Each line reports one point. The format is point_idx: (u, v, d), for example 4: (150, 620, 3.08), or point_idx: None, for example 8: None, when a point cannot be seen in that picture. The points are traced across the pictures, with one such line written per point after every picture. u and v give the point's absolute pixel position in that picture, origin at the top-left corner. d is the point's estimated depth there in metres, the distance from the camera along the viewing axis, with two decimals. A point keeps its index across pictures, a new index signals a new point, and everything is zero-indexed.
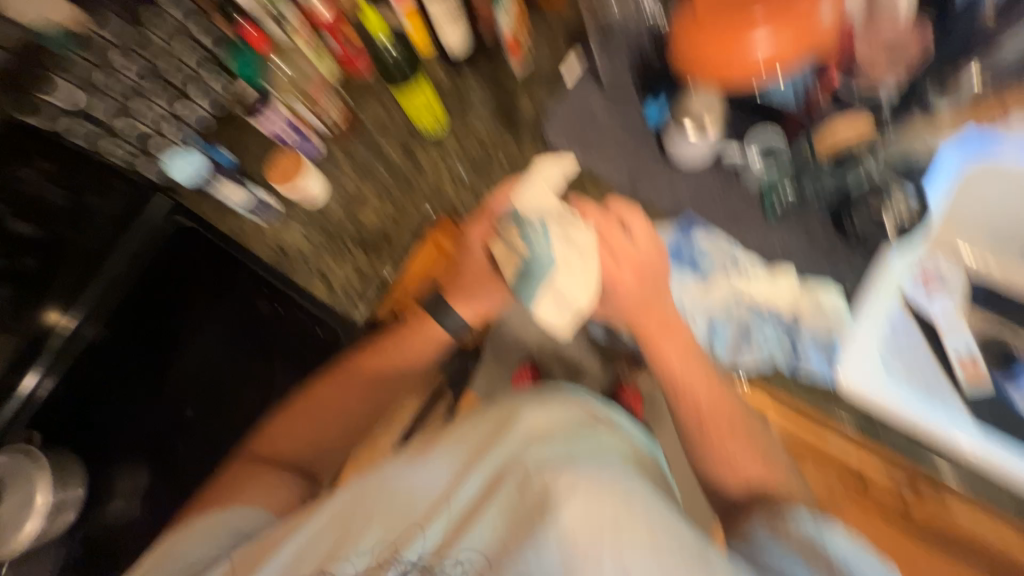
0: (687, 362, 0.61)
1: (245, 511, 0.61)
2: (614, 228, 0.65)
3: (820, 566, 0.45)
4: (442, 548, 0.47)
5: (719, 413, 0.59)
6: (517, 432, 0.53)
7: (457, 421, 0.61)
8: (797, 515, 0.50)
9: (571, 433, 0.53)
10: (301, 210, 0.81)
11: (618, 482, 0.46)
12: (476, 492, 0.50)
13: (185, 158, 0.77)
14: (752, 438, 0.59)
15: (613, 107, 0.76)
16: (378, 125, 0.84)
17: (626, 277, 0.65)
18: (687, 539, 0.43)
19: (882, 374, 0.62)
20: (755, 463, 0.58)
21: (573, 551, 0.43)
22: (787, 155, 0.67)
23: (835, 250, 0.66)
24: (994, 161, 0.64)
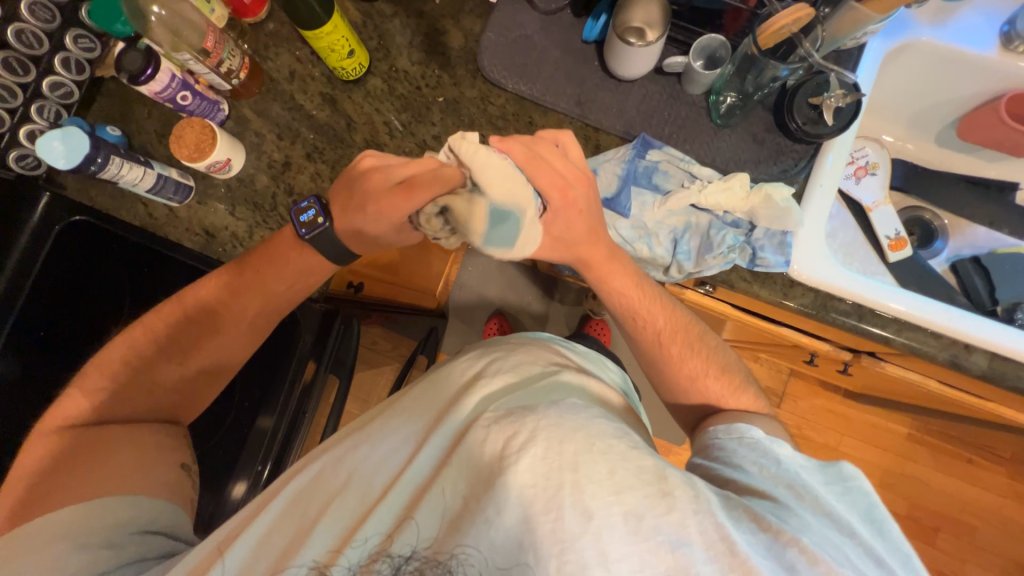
0: (634, 290, 0.61)
1: (134, 501, 0.52)
2: (549, 145, 0.56)
3: (766, 462, 0.49)
4: (400, 518, 0.44)
5: (676, 333, 0.61)
6: (480, 392, 0.51)
7: (421, 386, 0.58)
8: (751, 426, 0.53)
9: (531, 385, 0.50)
10: (217, 183, 0.74)
11: (578, 421, 0.43)
12: (436, 461, 0.46)
13: (62, 137, 0.62)
14: (710, 353, 0.61)
15: (549, 29, 0.71)
16: (294, 78, 0.76)
17: (574, 193, 0.56)
18: (646, 470, 0.41)
19: (828, 261, 0.63)
20: (712, 377, 0.60)
21: (536, 499, 0.39)
22: (728, 50, 0.63)
23: (788, 145, 0.65)
24: (913, 41, 0.66)
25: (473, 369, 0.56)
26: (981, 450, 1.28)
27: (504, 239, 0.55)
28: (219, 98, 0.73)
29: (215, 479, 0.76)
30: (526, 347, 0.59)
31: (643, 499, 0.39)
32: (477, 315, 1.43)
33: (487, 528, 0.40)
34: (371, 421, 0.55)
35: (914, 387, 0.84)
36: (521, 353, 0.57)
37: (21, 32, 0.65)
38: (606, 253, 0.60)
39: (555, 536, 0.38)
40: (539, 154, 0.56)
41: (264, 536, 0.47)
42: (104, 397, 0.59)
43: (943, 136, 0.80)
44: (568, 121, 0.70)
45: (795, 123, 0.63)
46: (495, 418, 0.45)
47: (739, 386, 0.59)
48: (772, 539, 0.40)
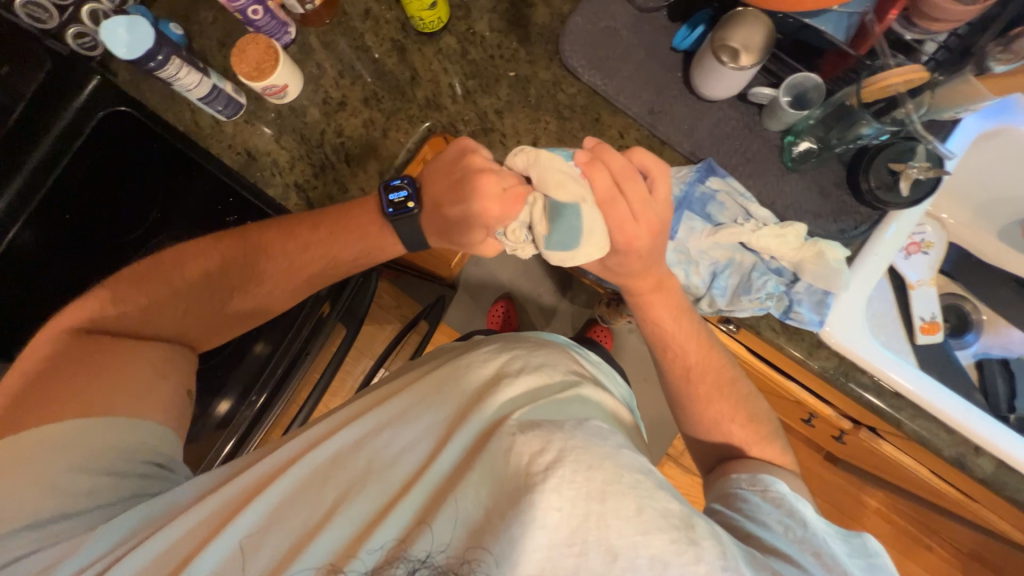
0: (672, 320, 0.60)
1: (138, 424, 0.53)
2: (637, 182, 0.52)
3: (792, 522, 0.48)
4: (417, 524, 0.44)
5: (707, 372, 0.60)
6: (503, 396, 0.51)
7: (436, 371, 0.59)
8: (775, 479, 0.52)
9: (555, 397, 0.51)
10: (269, 107, 0.72)
11: (606, 450, 0.44)
12: (459, 459, 0.47)
13: (127, 26, 0.61)
14: (739, 398, 0.60)
15: (638, 27, 0.68)
16: (367, 17, 0.73)
17: (641, 243, 0.54)
18: (674, 514, 0.41)
19: (863, 332, 0.62)
20: (738, 423, 0.59)
21: (563, 528, 0.40)
22: (820, 95, 0.60)
23: (852, 206, 0.63)
24: (1009, 128, 0.63)
25: (495, 365, 0.56)
26: (946, 540, 1.28)
27: (565, 245, 0.52)
28: (290, 21, 0.71)
29: (207, 397, 0.77)
30: (547, 352, 0.59)
31: (670, 544, 0.39)
32: (486, 294, 1.43)
33: (509, 552, 0.39)
34: (387, 404, 0.55)
35: (906, 471, 0.83)
36: (543, 356, 0.58)
37: None
38: (654, 276, 0.59)
39: (578, 573, 0.38)
40: (621, 193, 0.52)
41: (275, 521, 0.46)
42: (137, 311, 0.59)
43: (1006, 230, 0.77)
44: (635, 127, 0.67)
45: (867, 185, 0.60)
46: (522, 428, 0.46)
47: (767, 436, 0.58)
48: None
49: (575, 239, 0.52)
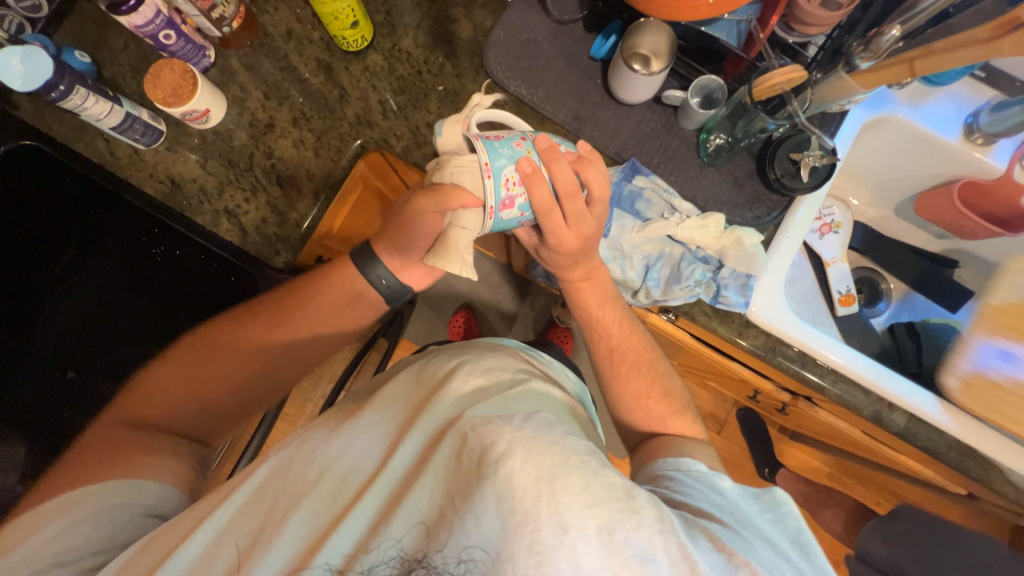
0: (597, 308, 0.66)
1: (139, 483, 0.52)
2: (579, 199, 0.56)
3: (713, 492, 0.52)
4: (375, 523, 0.44)
5: (627, 351, 0.65)
6: (455, 393, 0.52)
7: (390, 381, 0.60)
8: (695, 460, 0.56)
9: (503, 393, 0.52)
10: (191, 132, 0.70)
11: (553, 436, 0.46)
12: (413, 461, 0.47)
13: (22, 56, 0.57)
14: (655, 374, 0.65)
15: (558, 38, 0.71)
16: (290, 37, 0.73)
17: (568, 238, 0.58)
18: (617, 486, 0.43)
19: (784, 308, 0.67)
20: (655, 398, 0.64)
21: (515, 510, 0.40)
22: (725, 94, 0.65)
23: (764, 194, 0.68)
24: (890, 116, 0.70)
25: (447, 366, 0.57)
26: (890, 496, 1.39)
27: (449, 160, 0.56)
28: (207, 42, 0.70)
29: None
30: (495, 353, 0.61)
31: (615, 513, 0.41)
32: (444, 305, 1.43)
33: (478, 545, 0.40)
34: (332, 419, 0.55)
35: (840, 433, 0.90)
36: (491, 357, 0.59)
37: None
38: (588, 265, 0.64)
39: (532, 550, 0.39)
40: (559, 207, 0.55)
41: (234, 535, 0.46)
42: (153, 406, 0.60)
43: (901, 208, 0.86)
44: (563, 132, 0.71)
45: (774, 174, 0.66)
46: (475, 424, 0.46)
47: (678, 409, 0.64)
48: (726, 559, 0.43)
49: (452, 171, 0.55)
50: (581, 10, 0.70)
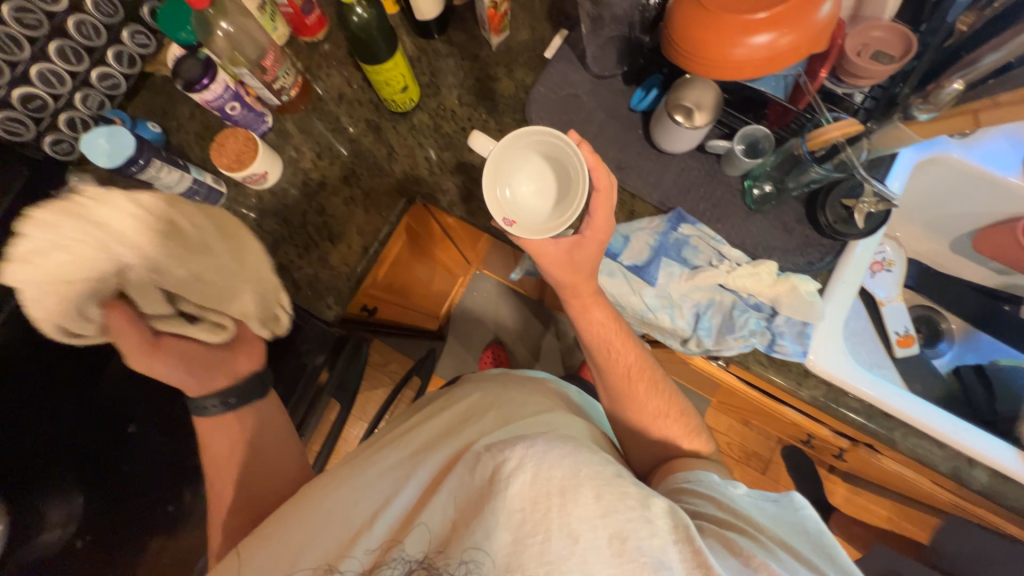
0: (612, 323, 0.65)
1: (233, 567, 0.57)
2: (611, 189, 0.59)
3: (723, 501, 0.53)
4: (389, 541, 0.49)
5: (643, 370, 0.65)
6: (475, 426, 0.57)
7: (419, 415, 0.64)
8: (706, 471, 0.58)
9: (526, 418, 0.57)
10: (250, 193, 0.74)
11: (568, 449, 0.47)
12: (419, 492, 0.53)
13: (107, 136, 0.61)
14: (673, 394, 0.66)
15: (599, 92, 0.73)
16: (341, 101, 0.77)
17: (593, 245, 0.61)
18: (631, 495, 0.44)
19: (845, 355, 0.65)
20: (673, 418, 0.65)
21: (525, 522, 0.43)
22: (771, 143, 0.64)
23: (816, 241, 0.67)
24: (943, 156, 0.69)
25: (468, 402, 0.62)
26: None
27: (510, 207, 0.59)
28: (265, 110, 0.74)
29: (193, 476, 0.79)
30: (521, 388, 0.65)
31: (628, 522, 0.42)
32: (476, 340, 1.44)
33: (480, 548, 0.43)
34: (362, 458, 0.59)
35: (904, 481, 0.85)
36: (516, 392, 0.63)
37: (82, 23, 0.65)
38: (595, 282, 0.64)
39: (542, 558, 0.41)
40: (605, 195, 0.59)
41: (265, 558, 0.50)
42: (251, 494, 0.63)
43: (958, 243, 0.83)
44: None
45: (826, 220, 0.65)
46: (486, 446, 0.50)
47: (693, 428, 0.65)
48: (743, 564, 0.43)
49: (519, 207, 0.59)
50: (621, 65, 0.71)
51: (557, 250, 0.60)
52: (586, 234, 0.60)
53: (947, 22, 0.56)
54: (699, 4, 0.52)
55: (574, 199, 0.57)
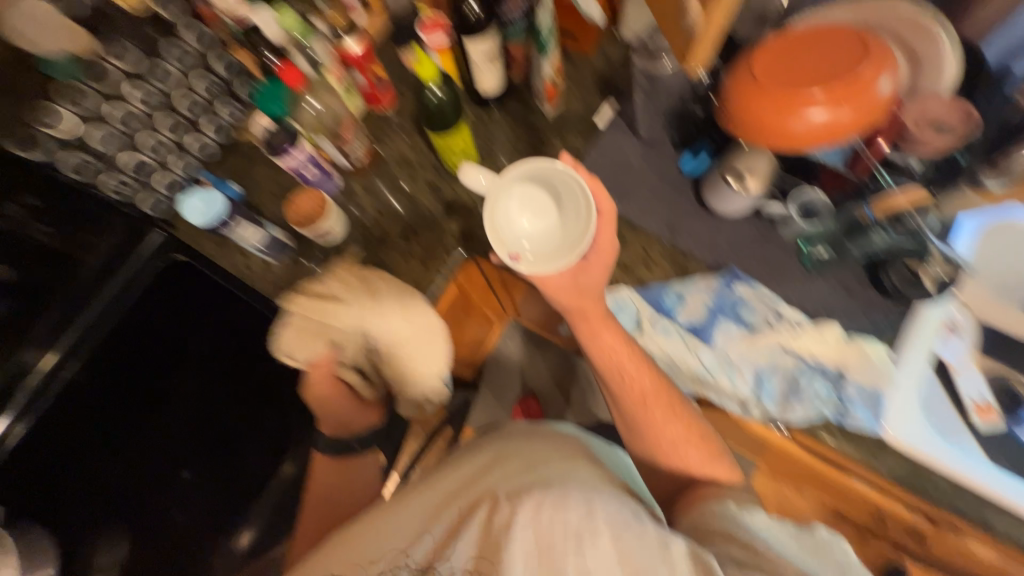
0: (624, 348, 0.64)
1: None
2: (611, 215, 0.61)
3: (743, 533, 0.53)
4: None
5: (658, 395, 0.64)
6: (496, 473, 0.55)
7: (448, 459, 0.65)
8: (722, 502, 0.58)
9: (553, 463, 0.55)
10: (316, 249, 0.77)
11: (585, 496, 0.50)
12: (439, 539, 0.52)
13: (201, 198, 0.69)
14: (691, 419, 0.65)
15: (649, 156, 0.76)
16: (403, 163, 0.83)
17: (602, 264, 0.61)
18: (648, 536, 0.48)
19: (922, 424, 0.62)
20: (693, 443, 0.64)
21: (546, 562, 0.47)
22: (830, 207, 0.64)
23: (882, 305, 0.65)
24: (1008, 223, 0.70)
25: (488, 453, 0.59)
26: None
27: (515, 238, 0.58)
28: (335, 171, 0.79)
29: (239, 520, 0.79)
30: (548, 438, 0.61)
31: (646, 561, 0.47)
32: (508, 395, 1.32)
33: None
34: (388, 502, 0.60)
35: None
36: (541, 441, 0.60)
37: (190, 100, 0.73)
38: (603, 304, 0.63)
39: None
40: (606, 220, 0.60)
41: None
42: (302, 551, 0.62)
43: None
44: (658, 243, 0.72)
45: (890, 281, 0.63)
46: (507, 495, 0.51)
47: (716, 453, 0.65)
48: None
49: (524, 238, 0.59)
50: (670, 133, 0.75)
51: (563, 279, 0.60)
52: (590, 259, 0.61)
53: (1005, 96, 0.58)
54: (755, 81, 0.54)
55: (585, 228, 0.57)
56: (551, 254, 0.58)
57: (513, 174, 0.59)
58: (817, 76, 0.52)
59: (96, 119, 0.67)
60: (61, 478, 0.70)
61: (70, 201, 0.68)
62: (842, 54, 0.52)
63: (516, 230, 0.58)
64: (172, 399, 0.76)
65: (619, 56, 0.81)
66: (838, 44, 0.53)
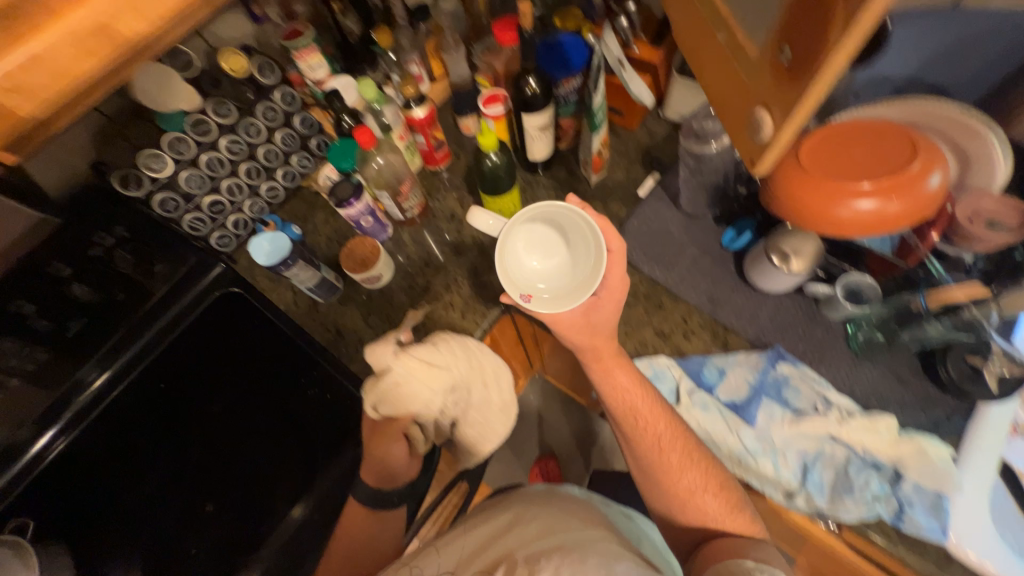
0: (636, 388, 0.63)
1: None
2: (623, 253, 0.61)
3: None
4: None
5: (674, 440, 0.61)
6: (516, 535, 0.56)
7: (468, 518, 0.65)
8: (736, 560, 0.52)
9: (569, 528, 0.55)
10: (360, 290, 0.83)
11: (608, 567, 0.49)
12: None
13: (269, 239, 0.73)
14: (709, 465, 0.61)
15: (690, 228, 0.78)
16: (451, 218, 0.88)
17: (612, 300, 0.63)
18: None
19: (996, 539, 0.56)
20: (711, 493, 0.59)
21: None
22: (877, 293, 0.64)
23: (939, 400, 0.62)
24: None
25: (509, 515, 0.60)
26: None
27: (529, 276, 0.60)
28: (388, 221, 0.85)
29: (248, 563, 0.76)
30: (564, 505, 0.61)
31: None
32: (528, 452, 1.28)
33: None
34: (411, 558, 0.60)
35: None
36: (559, 507, 0.60)
37: (269, 150, 0.81)
38: (615, 343, 0.64)
39: None
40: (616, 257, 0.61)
41: None
42: None
43: None
44: (697, 313, 0.72)
45: (947, 374, 0.61)
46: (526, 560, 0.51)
47: (736, 504, 0.59)
48: None
49: (537, 276, 0.60)
50: (712, 208, 0.77)
51: (575, 317, 0.61)
52: (602, 296, 0.62)
53: None
54: (801, 167, 0.55)
55: (596, 268, 0.58)
56: (562, 293, 0.60)
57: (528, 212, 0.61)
58: (864, 170, 0.53)
59: (187, 164, 0.74)
60: (85, 504, 0.67)
61: (158, 232, 0.72)
62: (887, 154, 0.54)
63: (530, 267, 0.61)
64: (208, 428, 0.76)
65: (663, 133, 0.86)
66: (882, 144, 0.55)
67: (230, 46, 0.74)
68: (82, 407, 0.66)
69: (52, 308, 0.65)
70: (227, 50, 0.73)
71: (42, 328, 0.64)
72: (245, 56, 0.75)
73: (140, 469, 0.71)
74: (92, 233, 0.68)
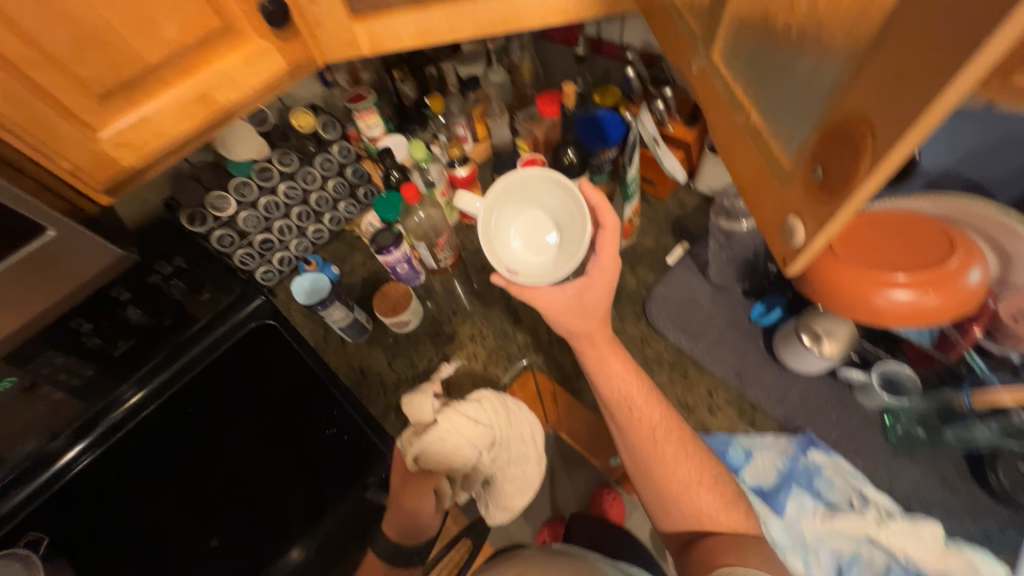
0: (631, 377, 0.62)
1: None
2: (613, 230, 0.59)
3: None
4: None
5: (671, 432, 0.60)
6: None
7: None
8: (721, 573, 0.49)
9: None
10: (388, 333, 0.86)
11: None
12: None
13: (309, 279, 0.78)
14: (705, 459, 0.60)
15: (718, 299, 0.78)
16: (482, 270, 0.91)
17: (600, 282, 0.61)
18: None
19: None
20: (705, 486, 0.59)
21: None
22: (916, 384, 0.62)
23: (991, 510, 0.57)
24: None
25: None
26: None
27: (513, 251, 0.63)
28: (422, 269, 0.87)
29: None
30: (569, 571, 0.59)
31: None
32: None
33: None
34: None
35: None
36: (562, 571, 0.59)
37: (320, 197, 0.88)
38: (609, 327, 0.63)
39: None
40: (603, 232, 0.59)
41: None
42: None
43: None
44: (723, 387, 0.71)
45: (997, 480, 0.57)
46: None
47: (730, 500, 0.59)
48: None
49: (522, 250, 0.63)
50: (741, 282, 0.77)
51: (564, 299, 0.61)
52: (592, 279, 0.61)
53: None
54: (831, 250, 0.55)
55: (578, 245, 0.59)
56: (546, 269, 0.61)
57: (516, 183, 0.62)
58: (895, 262, 0.53)
59: (246, 204, 0.81)
60: (88, 546, 0.59)
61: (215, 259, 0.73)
62: (919, 251, 0.54)
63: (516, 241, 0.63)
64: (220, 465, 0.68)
65: (693, 205, 0.88)
66: (914, 241, 0.55)
67: (303, 106, 0.84)
68: (106, 425, 0.60)
69: (105, 326, 0.64)
70: (300, 109, 0.83)
71: (91, 346, 0.63)
72: (314, 115, 0.84)
73: (137, 509, 0.62)
74: (153, 262, 0.69)
